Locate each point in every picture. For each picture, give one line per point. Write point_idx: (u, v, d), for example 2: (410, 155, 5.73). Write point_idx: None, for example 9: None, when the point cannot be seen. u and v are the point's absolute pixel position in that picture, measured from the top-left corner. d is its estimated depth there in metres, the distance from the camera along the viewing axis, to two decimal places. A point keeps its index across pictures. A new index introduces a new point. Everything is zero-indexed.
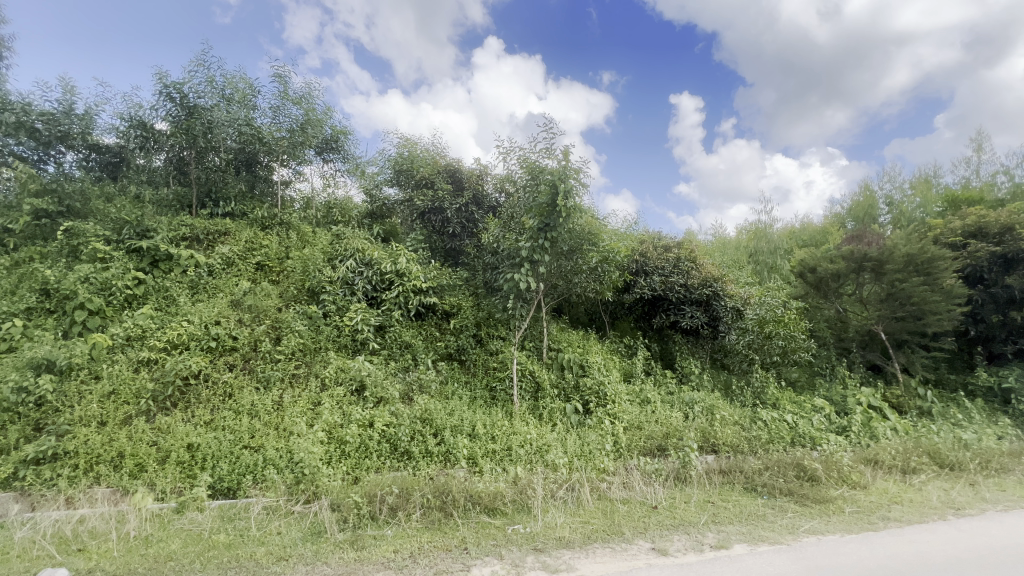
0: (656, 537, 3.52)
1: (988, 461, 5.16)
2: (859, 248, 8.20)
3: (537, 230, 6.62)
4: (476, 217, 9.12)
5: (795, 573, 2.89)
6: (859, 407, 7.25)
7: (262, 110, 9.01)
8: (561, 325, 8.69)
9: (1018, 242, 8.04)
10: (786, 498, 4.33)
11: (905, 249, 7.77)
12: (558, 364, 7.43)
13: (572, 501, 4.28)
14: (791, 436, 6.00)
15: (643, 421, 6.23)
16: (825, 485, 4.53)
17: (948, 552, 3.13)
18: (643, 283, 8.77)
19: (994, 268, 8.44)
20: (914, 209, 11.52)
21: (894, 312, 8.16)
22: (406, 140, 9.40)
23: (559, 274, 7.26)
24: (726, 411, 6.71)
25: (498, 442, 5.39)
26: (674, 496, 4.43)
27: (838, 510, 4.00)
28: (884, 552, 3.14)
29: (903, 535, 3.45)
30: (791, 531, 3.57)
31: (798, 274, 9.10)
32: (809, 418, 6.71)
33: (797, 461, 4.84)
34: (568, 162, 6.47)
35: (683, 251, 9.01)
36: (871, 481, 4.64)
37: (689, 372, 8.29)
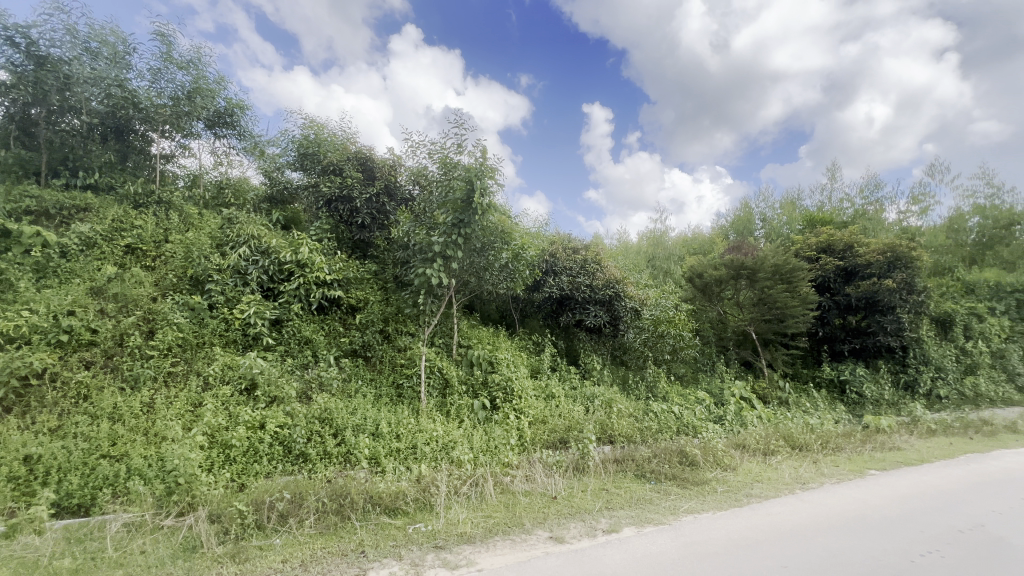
0: (554, 526, 3.68)
1: (827, 442, 6.11)
2: (738, 257, 9.20)
3: (451, 225, 6.58)
4: (387, 209, 8.77)
5: (673, 550, 3.19)
6: (732, 398, 8.23)
7: (139, 72, 7.86)
8: (471, 322, 8.71)
9: (857, 258, 9.61)
10: (669, 482, 4.76)
11: (773, 260, 8.88)
12: (467, 361, 7.44)
13: (476, 496, 4.31)
14: (677, 426, 6.61)
15: (548, 415, 6.47)
16: (703, 469, 5.05)
17: (794, 522, 3.66)
18: (552, 282, 9.07)
19: (838, 279, 9.99)
20: (782, 225, 13.23)
21: (763, 315, 9.31)
22: (313, 121, 8.76)
23: (471, 271, 7.24)
24: (623, 404, 7.19)
25: (402, 440, 5.26)
26: (572, 486, 4.64)
27: (712, 490, 4.49)
28: (745, 525, 3.60)
29: (761, 509, 3.97)
30: (673, 511, 3.93)
31: (688, 278, 9.98)
32: (692, 409, 7.46)
33: (681, 448, 5.35)
34: (484, 159, 6.49)
35: (590, 253, 9.49)
36: (739, 462, 5.28)
37: (591, 369, 8.77)
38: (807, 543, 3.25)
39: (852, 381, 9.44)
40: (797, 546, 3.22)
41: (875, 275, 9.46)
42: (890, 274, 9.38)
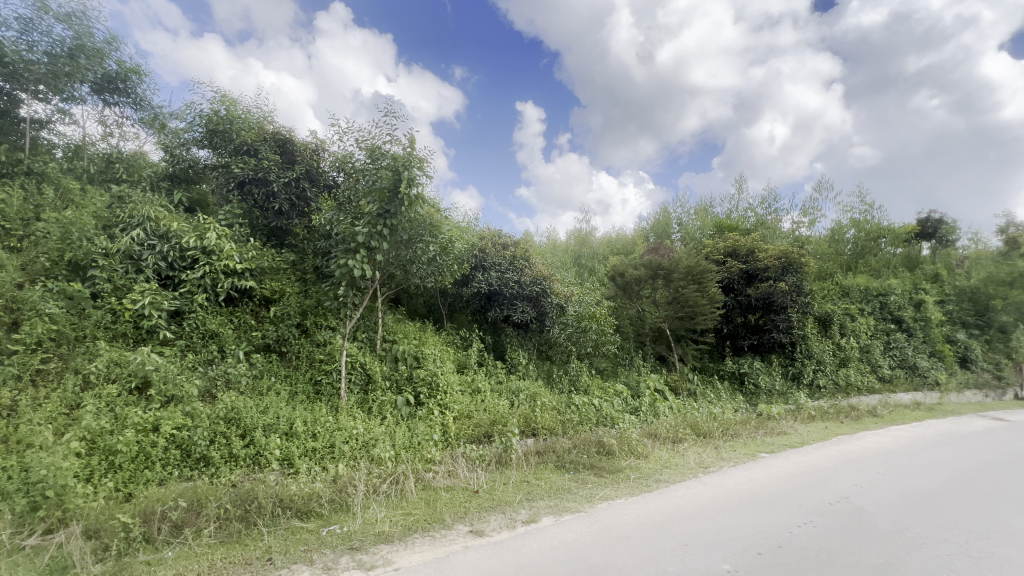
0: (474, 520, 3.69)
1: (727, 429, 6.73)
2: (656, 258, 9.79)
3: (377, 215, 6.35)
4: (308, 195, 8.25)
5: (588, 536, 3.34)
6: (647, 390, 8.79)
7: (4, 20, 6.69)
8: (397, 317, 8.47)
9: (756, 263, 10.61)
10: (587, 471, 4.97)
11: (686, 262, 9.55)
12: (392, 356, 7.22)
13: (395, 494, 4.21)
14: (596, 417, 6.95)
15: (473, 410, 6.47)
16: (619, 458, 5.32)
17: (695, 503, 3.98)
18: (481, 277, 9.06)
19: (741, 281, 10.96)
20: (696, 230, 14.24)
21: (676, 313, 10.02)
22: (224, 95, 8.00)
23: (397, 264, 7.04)
24: (547, 398, 7.38)
25: (319, 440, 5.00)
26: (494, 479, 4.69)
27: (625, 477, 4.75)
28: (653, 509, 3.85)
29: (668, 493, 4.27)
30: (589, 500, 4.10)
31: (611, 277, 10.42)
32: (611, 401, 7.87)
33: (599, 439, 5.60)
34: (414, 149, 6.32)
35: (519, 250, 9.60)
36: (650, 450, 5.65)
37: (517, 363, 8.94)
38: (706, 522, 3.55)
39: (750, 374, 10.48)
40: (697, 524, 3.51)
41: (772, 278, 10.51)
42: (783, 277, 10.48)
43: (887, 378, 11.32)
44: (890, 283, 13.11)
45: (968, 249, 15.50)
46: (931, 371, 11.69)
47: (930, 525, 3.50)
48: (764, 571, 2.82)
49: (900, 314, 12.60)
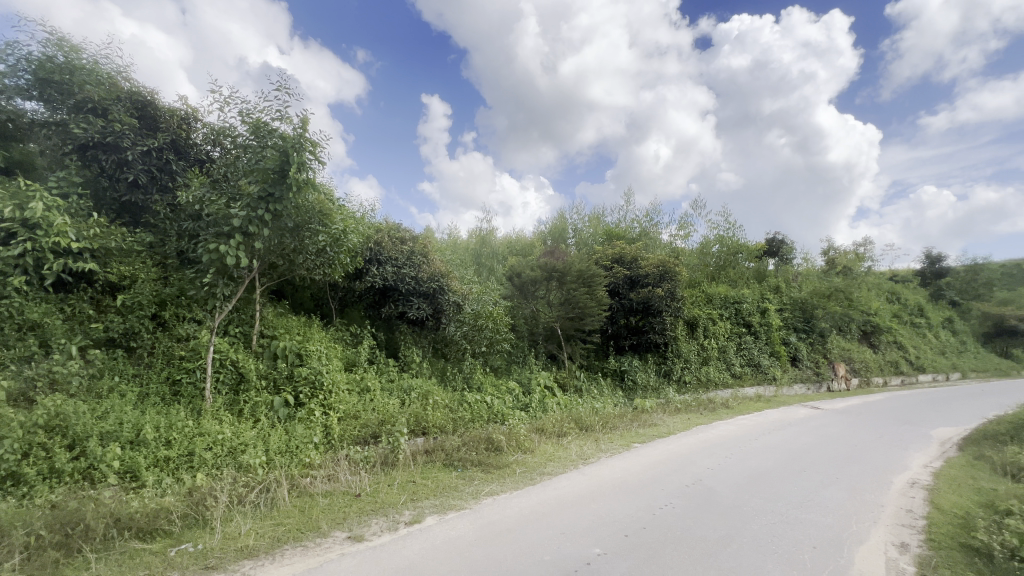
0: (353, 525, 3.52)
1: (606, 422, 7.28)
2: (550, 261, 10.25)
3: (257, 198, 5.74)
4: (173, 168, 7.17)
5: (471, 533, 3.36)
6: (537, 387, 9.19)
7: None
8: (278, 310, 7.74)
9: (638, 269, 11.61)
10: (474, 468, 5.02)
11: (577, 267, 10.16)
12: (270, 353, 6.59)
13: (265, 503, 3.85)
14: (488, 414, 7.06)
15: (360, 409, 6.15)
16: (506, 453, 5.45)
17: (574, 493, 4.22)
18: (375, 271, 8.68)
19: (625, 286, 11.73)
20: (589, 237, 15.07)
21: (567, 314, 10.56)
22: (63, 39, 6.65)
23: (280, 252, 6.47)
24: (439, 396, 7.30)
25: (174, 447, 4.40)
26: (378, 481, 4.51)
27: (512, 472, 4.89)
28: (535, 501, 4.01)
29: (550, 485, 4.48)
30: (475, 496, 4.15)
31: (508, 277, 10.66)
32: (503, 398, 8.10)
33: (488, 436, 5.68)
34: (305, 130, 5.84)
35: (418, 245, 9.34)
36: (537, 444, 5.88)
37: (411, 361, 8.72)
38: (582, 510, 3.79)
39: (629, 371, 11.47)
40: (573, 513, 3.73)
41: (651, 284, 11.57)
42: (660, 284, 11.62)
43: (738, 374, 13.10)
44: (744, 292, 15.21)
45: (801, 266, 18.54)
46: (770, 368, 13.79)
47: (762, 499, 4.13)
48: (629, 551, 3.09)
49: (750, 319, 14.66)
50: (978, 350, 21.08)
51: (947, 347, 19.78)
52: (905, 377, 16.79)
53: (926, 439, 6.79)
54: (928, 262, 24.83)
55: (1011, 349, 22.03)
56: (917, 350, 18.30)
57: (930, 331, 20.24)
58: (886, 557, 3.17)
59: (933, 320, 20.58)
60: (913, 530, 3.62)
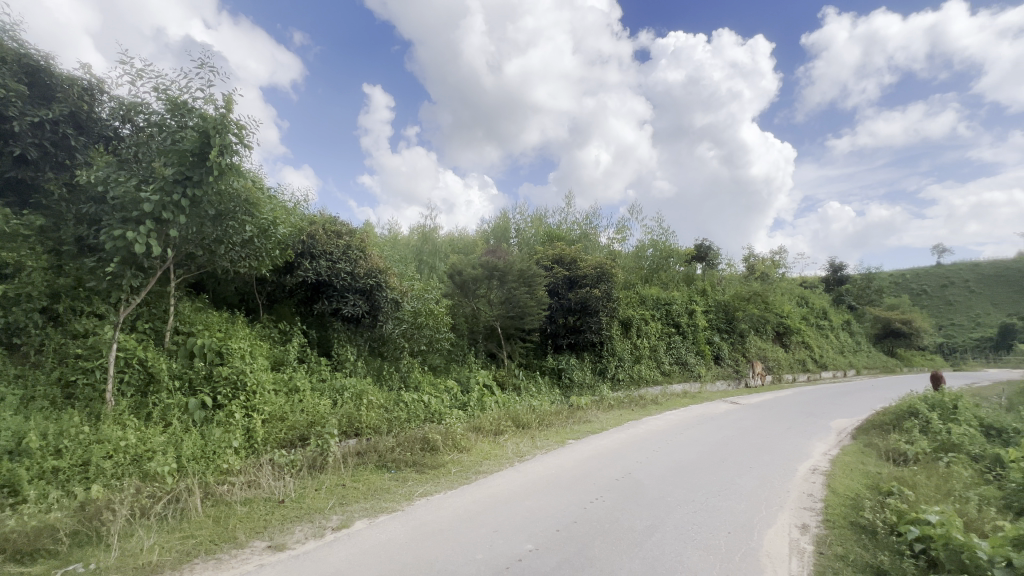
0: (275, 533, 3.32)
1: (543, 419, 7.41)
2: (491, 260, 10.24)
3: (172, 181, 5.25)
4: (72, 144, 6.36)
5: (403, 536, 3.28)
6: (476, 385, 9.21)
7: None
8: (196, 305, 7.12)
9: (576, 269, 11.90)
10: (408, 469, 4.90)
11: (518, 266, 10.24)
12: (185, 351, 6.06)
13: (173, 516, 3.54)
14: (424, 414, 6.97)
15: (287, 411, 5.80)
16: (442, 453, 5.39)
17: (508, 491, 4.25)
18: (307, 265, 8.12)
19: (564, 286, 11.97)
20: (531, 237, 15.10)
21: (507, 313, 10.63)
22: None
23: (198, 242, 5.98)
24: (374, 396, 7.06)
25: (65, 457, 3.94)
26: (304, 486, 4.29)
27: (447, 472, 4.84)
28: (469, 500, 3.99)
29: (485, 484, 4.47)
30: (408, 498, 4.05)
31: (449, 274, 10.50)
32: (441, 397, 8.05)
33: (423, 436, 5.58)
34: (230, 112, 5.43)
35: (354, 239, 8.82)
36: (473, 443, 5.87)
37: (344, 360, 8.39)
38: (515, 508, 3.81)
39: (566, 369, 11.77)
40: (507, 510, 3.75)
41: (588, 285, 11.89)
42: (598, 285, 11.98)
43: (667, 371, 13.85)
44: (675, 295, 16.06)
45: (725, 271, 19.88)
46: (696, 366, 14.71)
47: (684, 489, 4.37)
48: (559, 545, 3.15)
49: (679, 320, 15.50)
50: (869, 349, 23.73)
51: (845, 346, 22.11)
52: (810, 374, 18.56)
53: (826, 429, 7.53)
54: (831, 270, 27.50)
55: (895, 348, 25.04)
56: (821, 350, 20.25)
57: (832, 332, 22.48)
58: (790, 538, 3.48)
59: (834, 322, 22.88)
60: (813, 512, 4.00)
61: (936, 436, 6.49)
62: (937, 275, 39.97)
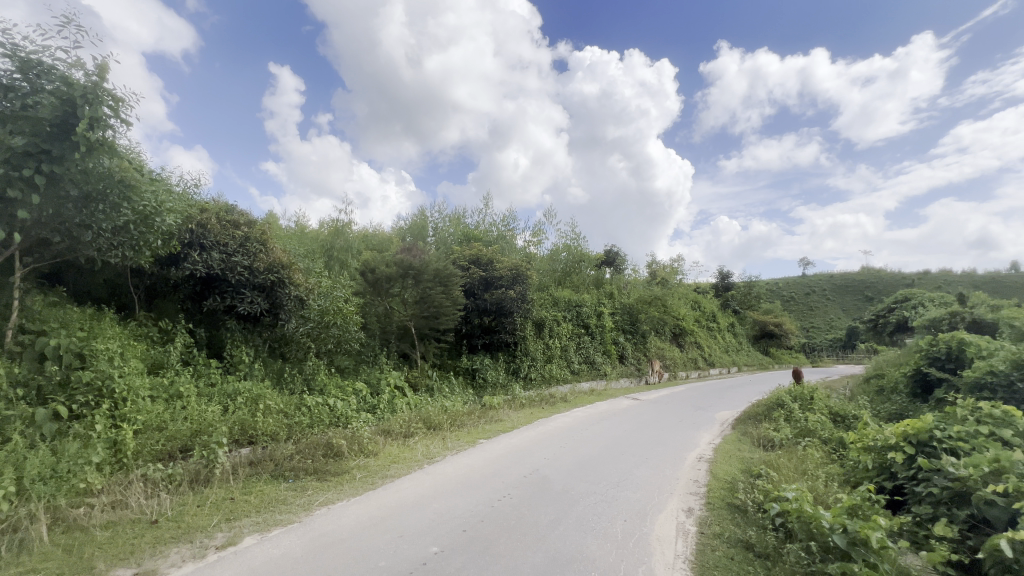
0: (145, 558, 2.94)
1: (455, 420, 7.39)
2: (407, 258, 9.98)
3: (22, 154, 4.45)
4: None
5: (300, 549, 3.08)
6: (387, 387, 8.97)
7: None
8: (50, 298, 6.07)
9: (493, 270, 12.00)
10: (308, 477, 4.61)
11: (434, 265, 10.09)
12: (34, 352, 5.16)
13: (11, 549, 3.00)
14: (330, 418, 6.63)
15: (167, 420, 5.19)
16: (347, 458, 5.17)
17: (415, 494, 4.17)
18: (196, 257, 7.31)
19: (480, 287, 12.02)
20: (449, 236, 14.94)
21: (422, 312, 10.44)
22: None
23: (54, 225, 5.13)
24: (272, 400, 6.53)
25: None
26: (184, 502, 3.86)
27: (351, 478, 4.64)
28: (373, 507, 3.85)
29: (391, 488, 4.35)
30: (306, 508, 3.82)
31: (360, 271, 10.09)
32: (348, 400, 7.74)
33: (327, 441, 5.31)
34: (103, 80, 4.73)
35: (254, 230, 8.08)
36: (380, 447, 5.69)
37: (238, 362, 7.69)
38: (422, 511, 3.75)
39: (480, 369, 11.86)
40: (413, 514, 3.68)
41: (504, 286, 12.04)
42: (513, 286, 12.18)
43: (576, 370, 14.51)
44: (585, 297, 16.84)
45: (631, 275, 21.23)
46: (603, 365, 15.58)
47: (587, 482, 4.61)
48: (465, 546, 3.16)
49: (588, 321, 16.27)
50: (748, 348, 26.79)
51: (729, 346, 24.75)
52: (700, 370, 20.50)
53: (710, 421, 8.36)
54: (720, 277, 30.56)
55: (768, 347, 28.53)
56: (709, 349, 22.47)
57: (719, 333, 25.03)
58: (677, 521, 3.81)
59: (721, 324, 25.48)
60: (697, 496, 4.43)
61: (796, 423, 7.51)
62: (802, 283, 46.21)
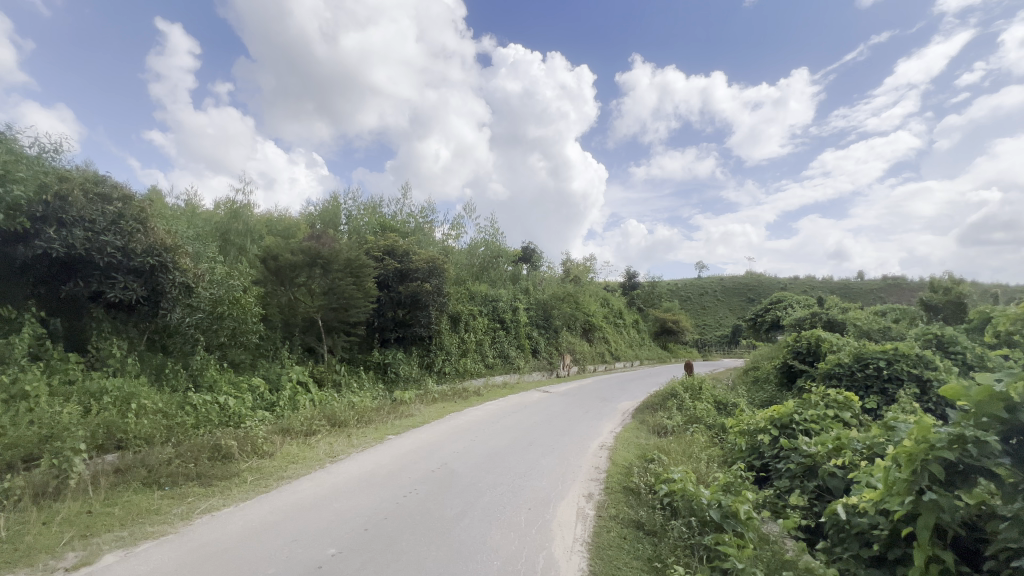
0: None
1: (362, 416, 7.09)
2: (314, 245, 9.39)
3: None
4: None
5: (175, 562, 2.77)
6: (288, 383, 8.43)
7: None
8: None
9: (408, 262, 11.69)
10: (189, 484, 4.15)
11: (345, 255, 9.59)
12: None
13: None
14: (220, 418, 6.04)
15: (7, 425, 4.39)
16: (237, 461, 4.75)
17: (312, 496, 3.93)
18: (52, 234, 6.22)
19: (394, 279, 11.67)
20: (363, 226, 14.27)
21: (330, 304, 9.87)
22: None
23: None
24: (149, 399, 5.79)
25: None
26: (25, 521, 3.28)
27: (240, 482, 4.26)
28: (264, 512, 3.57)
29: (286, 491, 4.06)
30: (185, 517, 3.44)
31: (260, 258, 9.33)
32: (243, 398, 7.12)
33: (213, 443, 4.83)
34: None
35: (131, 207, 7.06)
36: (278, 447, 5.29)
37: (106, 357, 6.72)
38: (320, 513, 3.55)
39: (392, 364, 11.53)
40: (310, 517, 3.48)
41: (420, 279, 11.77)
42: (429, 279, 11.95)
43: (490, 364, 14.65)
44: (502, 292, 17.04)
45: (546, 272, 21.87)
46: (516, 359, 15.90)
47: (494, 474, 4.68)
48: (365, 545, 3.05)
49: (504, 316, 16.50)
50: (649, 343, 28.91)
51: (633, 341, 26.54)
52: (607, 364, 21.75)
53: (613, 412, 8.90)
54: (627, 277, 32.56)
55: (667, 343, 31.02)
56: (616, 344, 23.91)
57: (624, 328, 26.72)
58: (577, 507, 4.01)
59: (627, 321, 27.21)
60: (597, 482, 4.69)
61: (686, 411, 8.26)
62: (697, 285, 50.78)
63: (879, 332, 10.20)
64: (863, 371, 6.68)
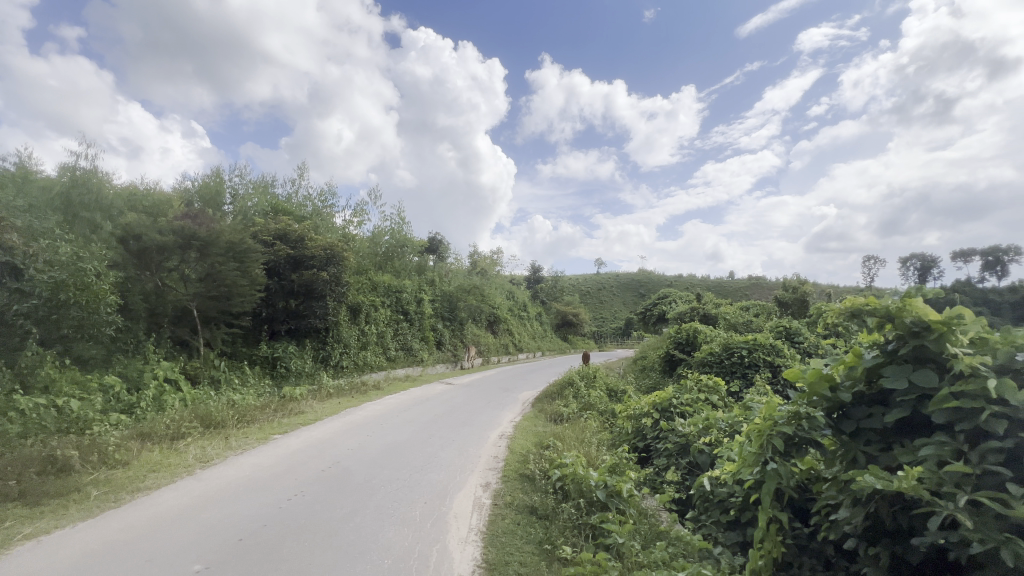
0: None
1: (244, 415, 6.45)
2: (189, 225, 8.27)
3: None
4: None
5: None
6: (153, 381, 7.42)
7: None
8: None
9: (303, 248, 10.85)
10: (10, 506, 3.44)
11: (228, 237, 8.59)
12: None
13: None
14: (58, 424, 5.09)
15: None
16: (80, 474, 4.06)
17: (176, 507, 3.48)
18: None
19: (287, 266, 10.79)
20: (251, 206, 12.88)
21: (208, 292, 8.83)
22: None
23: None
24: None
25: None
26: None
27: (82, 498, 3.63)
28: (111, 530, 3.08)
29: (143, 504, 3.55)
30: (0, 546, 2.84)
31: (118, 238, 8.02)
32: (93, 400, 6.12)
33: (47, 453, 4.07)
34: None
35: None
36: (135, 455, 4.62)
37: None
38: (184, 526, 3.15)
39: (283, 358, 10.64)
40: (171, 531, 3.07)
41: (316, 267, 10.98)
42: (326, 268, 11.18)
43: (391, 357, 14.19)
44: (407, 283, 16.52)
45: (453, 264, 21.65)
46: (420, 351, 15.61)
47: (390, 470, 4.53)
48: (239, 556, 2.78)
49: (408, 307, 16.03)
50: (551, 335, 30.11)
51: (536, 333, 27.45)
52: (510, 355, 22.24)
53: (514, 402, 9.08)
54: (533, 271, 33.48)
55: (568, 334, 32.53)
56: (519, 336, 24.53)
57: (528, 321, 27.50)
58: (473, 497, 4.03)
59: (530, 313, 28.01)
60: (494, 471, 4.75)
61: (582, 399, 8.71)
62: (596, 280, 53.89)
63: (744, 325, 11.64)
64: (730, 359, 7.56)
